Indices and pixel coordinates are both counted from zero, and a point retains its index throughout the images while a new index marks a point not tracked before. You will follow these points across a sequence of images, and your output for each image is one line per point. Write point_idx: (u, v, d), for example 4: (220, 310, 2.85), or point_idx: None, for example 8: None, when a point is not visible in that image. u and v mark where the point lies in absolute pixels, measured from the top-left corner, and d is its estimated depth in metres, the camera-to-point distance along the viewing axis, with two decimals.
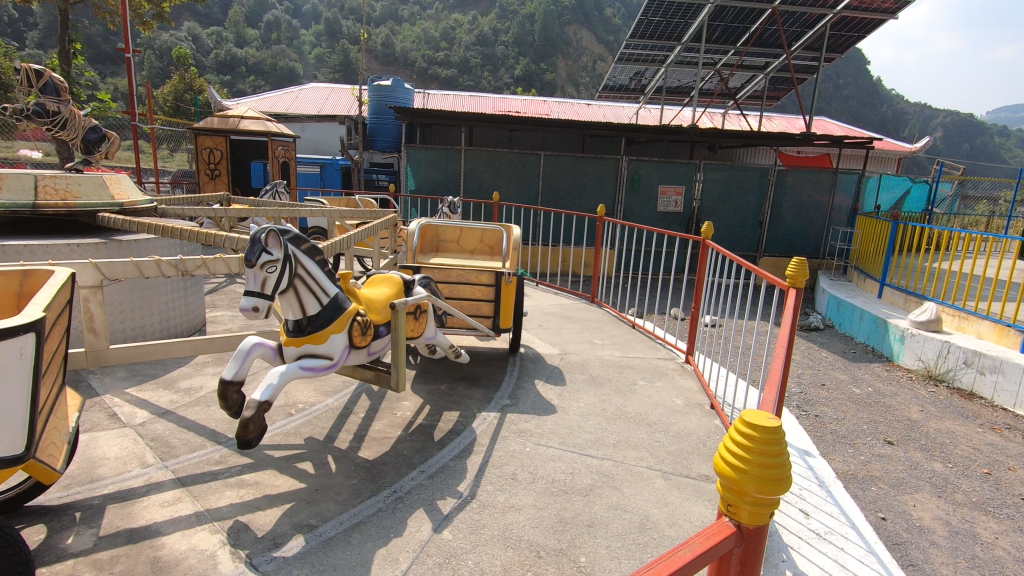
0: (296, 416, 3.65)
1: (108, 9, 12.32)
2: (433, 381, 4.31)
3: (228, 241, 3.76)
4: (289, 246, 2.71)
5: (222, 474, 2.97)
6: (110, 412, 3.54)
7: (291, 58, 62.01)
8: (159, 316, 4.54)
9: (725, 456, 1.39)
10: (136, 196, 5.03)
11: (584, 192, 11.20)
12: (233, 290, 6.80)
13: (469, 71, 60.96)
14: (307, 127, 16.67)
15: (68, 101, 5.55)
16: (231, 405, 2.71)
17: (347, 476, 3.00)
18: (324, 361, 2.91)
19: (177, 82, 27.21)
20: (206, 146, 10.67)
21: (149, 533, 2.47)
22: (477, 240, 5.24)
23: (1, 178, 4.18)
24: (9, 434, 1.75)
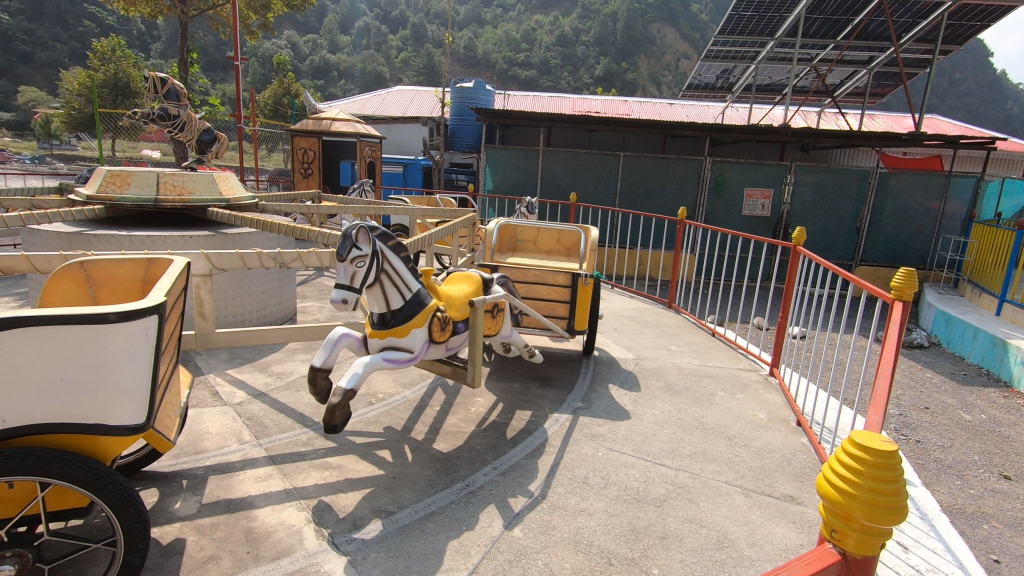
0: (376, 405, 3.81)
1: (221, 21, 13.44)
2: (507, 380, 4.35)
3: (320, 236, 4.00)
4: (377, 242, 2.83)
5: (308, 455, 3.15)
6: (213, 391, 3.86)
7: (379, 62, 64.85)
8: (257, 305, 4.90)
9: (831, 478, 1.31)
10: (241, 193, 5.43)
11: (664, 194, 10.93)
12: (322, 283, 7.21)
13: (549, 72, 61.09)
14: (392, 129, 17.35)
15: (186, 105, 6.10)
16: (319, 391, 2.87)
17: (422, 466, 3.09)
18: (406, 353, 3.01)
19: (278, 87, 29.32)
20: (301, 146, 11.39)
21: (244, 504, 2.67)
22: (554, 241, 5.23)
23: (131, 176, 4.69)
24: (132, 405, 1.94)
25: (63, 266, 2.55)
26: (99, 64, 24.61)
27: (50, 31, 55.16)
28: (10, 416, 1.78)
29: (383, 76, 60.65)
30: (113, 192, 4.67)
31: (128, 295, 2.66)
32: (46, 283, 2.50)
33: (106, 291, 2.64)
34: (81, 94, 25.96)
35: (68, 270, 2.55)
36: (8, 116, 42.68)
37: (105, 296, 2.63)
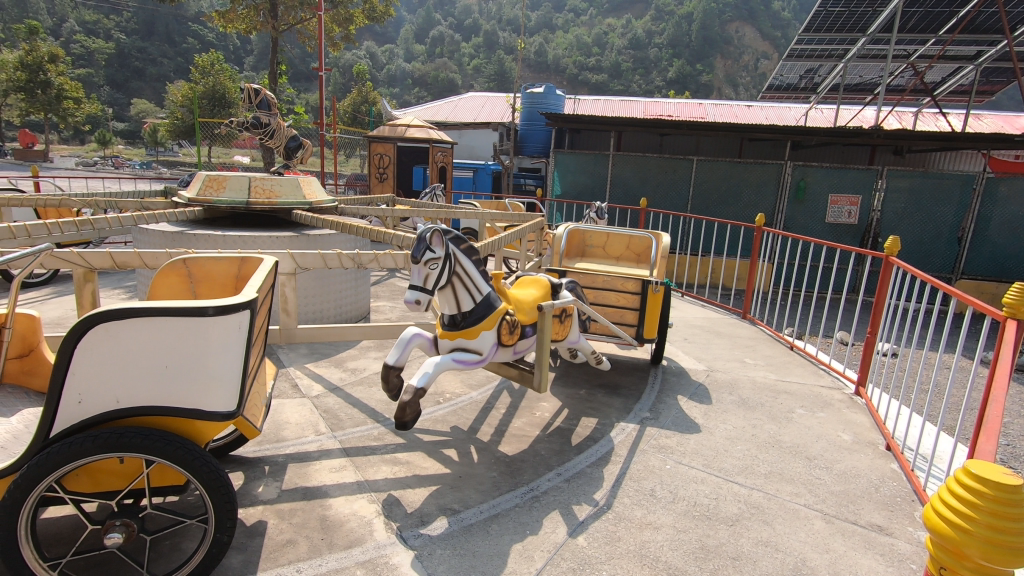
0: (444, 405, 3.90)
1: (308, 34, 14.25)
2: (573, 386, 4.32)
3: (395, 238, 4.15)
4: (450, 245, 2.89)
5: (380, 450, 3.26)
6: (293, 383, 4.09)
7: (452, 69, 66.52)
8: (335, 303, 5.14)
9: (943, 511, 1.31)
10: (322, 196, 5.72)
11: (740, 200, 10.56)
12: (394, 283, 7.47)
13: (620, 75, 60.17)
14: (464, 135, 17.71)
15: (276, 114, 6.52)
16: (391, 388, 2.96)
17: (488, 468, 3.13)
18: (474, 355, 3.06)
19: (357, 95, 30.80)
20: (377, 152, 11.77)
21: (320, 493, 2.80)
22: (624, 247, 5.15)
23: (227, 180, 5.08)
24: (225, 394, 2.07)
25: (169, 262, 2.77)
26: (200, 77, 26.81)
27: (160, 48, 60.73)
28: (123, 398, 1.96)
29: (456, 83, 62.20)
30: (211, 195, 5.07)
31: (222, 291, 2.86)
32: (154, 277, 2.73)
33: (205, 286, 2.85)
34: (184, 105, 28.36)
35: (173, 266, 2.77)
36: (124, 126, 47.40)
37: (204, 291, 2.86)
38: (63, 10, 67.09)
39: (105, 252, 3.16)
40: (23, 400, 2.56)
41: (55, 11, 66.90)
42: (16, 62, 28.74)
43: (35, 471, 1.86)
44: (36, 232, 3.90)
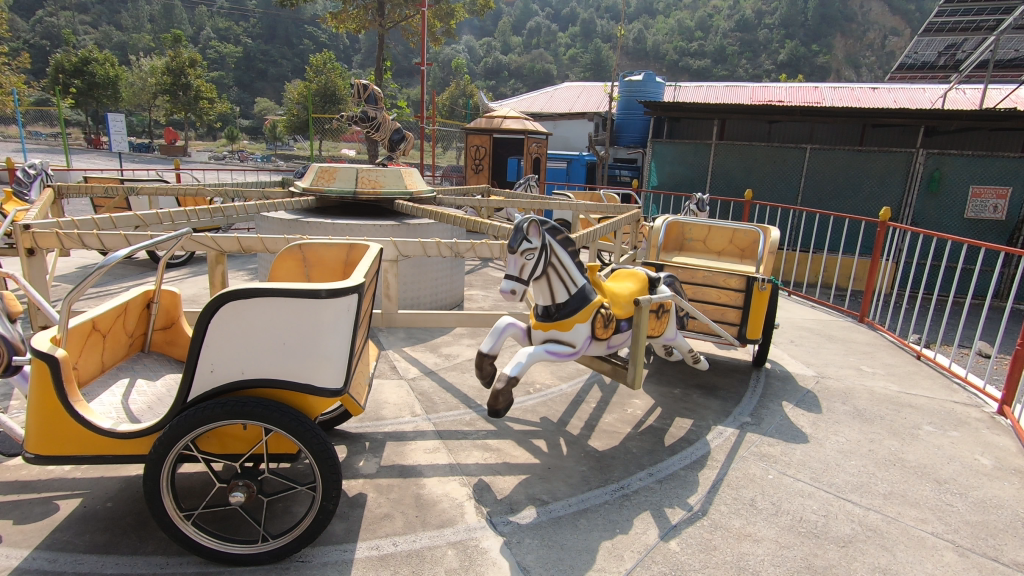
0: (534, 395, 3.91)
1: (412, 30, 14.78)
2: (667, 385, 4.16)
3: (491, 228, 4.30)
4: (547, 236, 2.88)
5: (471, 435, 3.34)
6: (392, 365, 4.29)
7: (548, 59, 66.41)
8: (431, 290, 5.32)
9: None
10: (423, 187, 5.92)
11: (859, 192, 9.68)
12: (487, 273, 7.61)
13: (725, 60, 56.95)
14: (559, 125, 17.63)
15: (382, 108, 6.85)
16: (485, 375, 3.00)
17: (577, 461, 3.09)
18: (567, 348, 3.03)
19: (455, 89, 31.67)
20: (474, 144, 11.98)
21: (415, 472, 2.92)
22: (727, 241, 4.87)
23: (337, 171, 5.41)
24: (332, 371, 2.20)
25: (287, 248, 3.00)
26: (314, 76, 28.77)
27: (281, 51, 66.09)
28: (246, 370, 2.14)
29: (552, 73, 62.04)
30: (323, 185, 5.43)
31: (333, 275, 3.05)
32: (274, 261, 2.96)
33: (317, 270, 3.05)
34: (300, 103, 30.75)
35: (290, 251, 2.99)
36: (248, 122, 52.17)
37: (316, 275, 3.06)
38: (200, 18, 74.53)
39: (234, 237, 3.49)
40: (165, 367, 2.90)
41: (194, 21, 74.60)
42: (164, 68, 32.49)
43: (174, 431, 2.09)
44: (178, 217, 4.39)
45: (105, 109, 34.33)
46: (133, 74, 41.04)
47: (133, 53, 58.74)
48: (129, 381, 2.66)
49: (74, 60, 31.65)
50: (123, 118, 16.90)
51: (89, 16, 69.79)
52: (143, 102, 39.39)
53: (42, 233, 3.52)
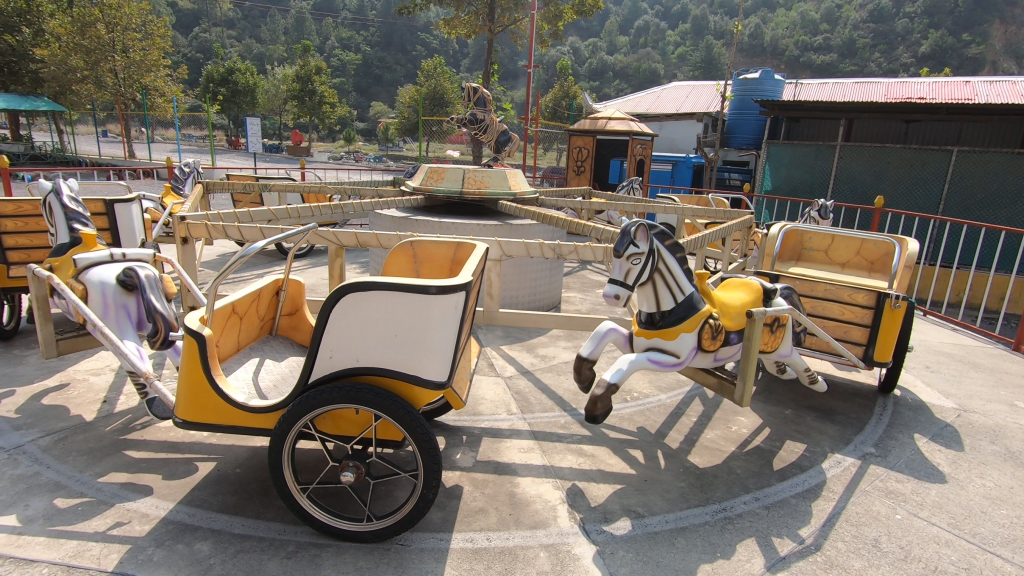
0: (631, 403, 3.81)
1: (520, 33, 14.99)
2: (777, 404, 3.88)
3: (595, 231, 4.28)
4: (655, 240, 2.78)
5: (566, 438, 3.32)
6: (490, 362, 4.39)
7: (656, 58, 64.80)
8: (530, 290, 5.36)
9: None
10: (526, 187, 5.98)
11: (1017, 200, 8.55)
12: (585, 276, 7.54)
13: (854, 54, 52.13)
14: (665, 127, 17.09)
15: (491, 110, 7.02)
16: (583, 379, 2.95)
17: (675, 476, 2.97)
18: (671, 357, 2.90)
19: (559, 91, 31.80)
20: (577, 145, 11.88)
21: (509, 470, 2.95)
22: (853, 252, 4.44)
23: (445, 172, 5.61)
24: (438, 364, 2.28)
25: (400, 244, 3.15)
26: (424, 80, 30.17)
27: (395, 57, 70.23)
28: (362, 358, 2.27)
29: (658, 72, 60.29)
30: (431, 185, 5.65)
31: (441, 272, 3.16)
32: (388, 256, 3.11)
33: (426, 266, 3.18)
34: (411, 106, 32.43)
35: (402, 247, 3.13)
36: (364, 125, 55.89)
37: (426, 271, 3.18)
38: (326, 29, 80.82)
39: (352, 232, 3.73)
40: (289, 349, 3.16)
41: (321, 31, 81.04)
42: (295, 75, 35.68)
43: (297, 409, 2.26)
44: (303, 213, 4.78)
45: (245, 114, 38.33)
46: (268, 81, 45.41)
47: (269, 63, 65.03)
48: (259, 360, 2.94)
49: (221, 71, 35.64)
50: (259, 121, 18.67)
51: (234, 31, 78.17)
52: (276, 106, 43.50)
53: (194, 224, 3.99)
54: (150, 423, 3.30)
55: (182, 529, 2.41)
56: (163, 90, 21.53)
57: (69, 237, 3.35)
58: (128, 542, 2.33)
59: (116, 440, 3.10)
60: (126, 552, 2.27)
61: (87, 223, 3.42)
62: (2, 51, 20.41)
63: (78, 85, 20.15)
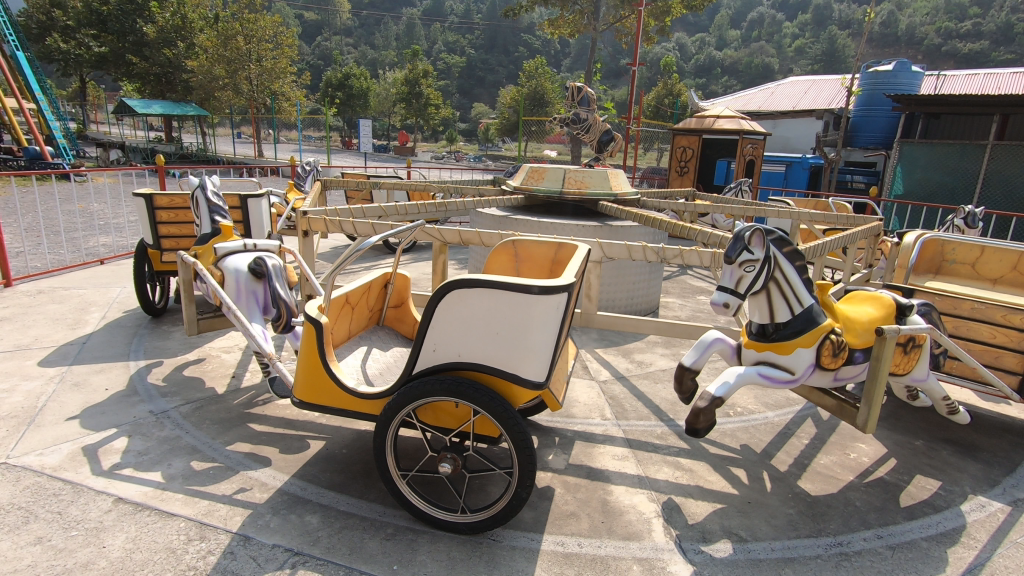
0: (734, 418, 3.60)
1: (625, 31, 14.72)
2: (905, 433, 3.48)
3: (701, 235, 4.07)
4: (772, 247, 2.58)
5: (662, 449, 3.20)
6: (584, 365, 4.33)
7: (770, 53, 60.94)
8: (627, 294, 5.23)
9: None
10: (628, 188, 5.83)
11: None
12: (685, 281, 7.24)
13: (1012, 40, 45.66)
14: (779, 125, 16.02)
15: (594, 110, 6.95)
16: (684, 390, 2.81)
17: (783, 501, 2.75)
18: (785, 374, 2.69)
19: (662, 88, 30.89)
20: (681, 145, 11.41)
21: (602, 476, 2.89)
22: (1008, 266, 3.88)
23: (546, 171, 5.60)
24: (537, 364, 2.27)
25: (501, 243, 3.18)
26: (526, 80, 30.53)
27: (498, 59, 71.90)
28: (464, 353, 2.32)
29: (772, 68, 56.60)
30: (531, 184, 5.67)
31: (541, 272, 3.16)
32: (490, 254, 3.15)
33: (526, 266, 3.19)
34: (512, 106, 33.00)
35: (504, 246, 3.16)
36: (467, 125, 57.71)
37: (525, 270, 3.19)
38: (434, 34, 84.42)
39: (455, 229, 3.84)
40: (393, 340, 3.31)
41: (429, 36, 84.61)
42: (404, 79, 37.54)
43: (401, 398, 2.36)
44: (410, 210, 5.01)
45: (358, 116, 40.99)
46: (380, 84, 48.15)
47: (382, 68, 69.03)
48: (367, 349, 3.10)
49: (339, 76, 38.35)
50: (370, 123, 19.81)
51: (352, 39, 83.95)
52: (385, 108, 46.08)
53: (314, 218, 4.30)
54: (270, 399, 3.61)
55: (294, 501, 2.61)
56: (289, 95, 23.54)
57: (212, 228, 3.76)
58: (249, 507, 2.55)
59: (242, 413, 3.42)
60: (247, 516, 2.49)
61: (226, 216, 3.81)
62: (162, 64, 23.35)
63: (220, 92, 22.54)
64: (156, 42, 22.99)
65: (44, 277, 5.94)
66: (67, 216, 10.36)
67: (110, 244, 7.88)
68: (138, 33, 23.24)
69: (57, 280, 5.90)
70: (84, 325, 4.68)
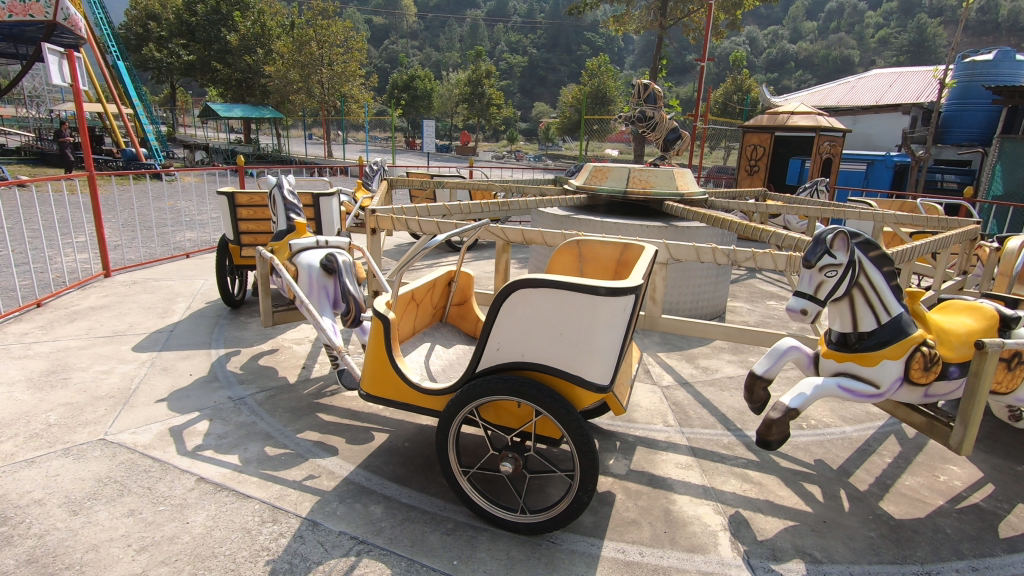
0: (807, 432, 3.41)
1: (693, 25, 14.26)
2: (1004, 457, 3.18)
3: (775, 237, 3.87)
4: (857, 251, 2.40)
5: (729, 460, 3.07)
6: (646, 369, 4.23)
7: (850, 44, 57.41)
8: (692, 296, 5.06)
9: None
10: (695, 188, 5.64)
11: None
12: (754, 285, 6.93)
13: None
14: (859, 121, 15.20)
15: (661, 107, 6.78)
16: (755, 400, 2.67)
17: (863, 523, 2.58)
18: (869, 387, 2.52)
19: (730, 85, 29.85)
20: (751, 143, 10.92)
21: (665, 485, 2.81)
22: None
23: (610, 170, 5.51)
24: (601, 366, 2.23)
25: (566, 243, 3.16)
26: (588, 79, 30.25)
27: (560, 58, 71.78)
28: (527, 353, 2.32)
29: (852, 60, 53.43)
30: (595, 184, 5.58)
31: (605, 273, 3.11)
32: (553, 255, 3.14)
33: (591, 266, 3.15)
34: (574, 105, 32.81)
35: (568, 246, 3.14)
36: (527, 125, 57.95)
37: (589, 270, 3.15)
38: (497, 35, 85.18)
39: (519, 228, 3.84)
40: (456, 338, 3.36)
41: (492, 36, 85.35)
42: (467, 80, 38.03)
43: (464, 396, 2.39)
44: (474, 209, 5.06)
45: (421, 117, 42.00)
46: (444, 86, 49.05)
47: (445, 70, 70.39)
48: (431, 345, 3.16)
49: (405, 78, 39.33)
50: (434, 123, 20.21)
51: (418, 42, 86.07)
52: (448, 109, 46.93)
53: (381, 216, 4.42)
54: (337, 391, 3.75)
55: (359, 490, 2.69)
56: (358, 97, 24.40)
57: (287, 225, 3.93)
58: (317, 494, 2.65)
59: (312, 403, 3.56)
60: (315, 502, 2.59)
61: (300, 213, 3.97)
62: (243, 70, 24.73)
63: (294, 95, 23.64)
64: (238, 50, 24.38)
65: (138, 269, 6.43)
66: (158, 213, 11.17)
67: (195, 239, 8.42)
68: (222, 42, 24.74)
69: (149, 272, 6.38)
70: (172, 314, 5.04)
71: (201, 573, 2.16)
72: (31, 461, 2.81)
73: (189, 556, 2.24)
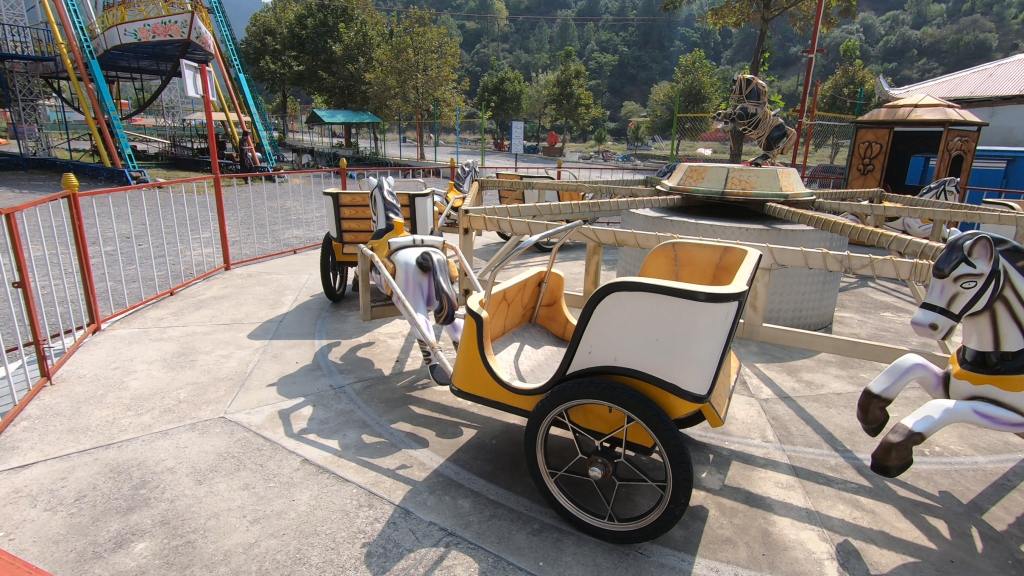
0: (931, 459, 3.07)
1: (801, 15, 13.34)
2: None
3: (894, 243, 3.51)
4: (1002, 260, 2.12)
5: (837, 483, 2.84)
6: (743, 380, 4.02)
7: (986, 27, 51.20)
8: (794, 304, 4.73)
9: None
10: (801, 189, 5.26)
11: None
12: (866, 295, 6.36)
13: None
14: (997, 113, 13.68)
15: (764, 103, 6.38)
16: (871, 420, 2.43)
17: (999, 568, 2.28)
18: (1013, 415, 2.23)
19: (841, 77, 27.71)
20: (865, 140, 10.06)
21: (764, 504, 2.65)
22: None
23: (707, 171, 5.23)
24: (698, 375, 2.14)
25: (660, 245, 3.05)
26: (682, 76, 29.32)
27: (652, 56, 70.18)
28: (620, 357, 2.27)
29: (989, 44, 47.62)
30: (690, 184, 5.32)
31: (701, 278, 2.97)
32: (648, 257, 3.04)
33: (686, 270, 3.02)
34: (666, 103, 31.90)
35: (663, 249, 3.03)
36: (616, 126, 57.10)
37: (685, 274, 3.03)
38: (587, 36, 84.63)
39: (610, 230, 3.77)
40: (545, 338, 3.36)
41: (582, 37, 84.80)
42: (556, 80, 38.05)
43: (554, 397, 2.38)
44: (563, 210, 5.05)
45: (510, 119, 42.61)
46: (533, 88, 49.48)
47: (533, 72, 71.08)
48: (520, 345, 3.18)
49: (495, 81, 39.98)
50: (523, 125, 20.43)
51: (508, 46, 87.58)
52: (536, 111, 47.30)
53: (474, 217, 4.52)
54: (428, 385, 3.88)
55: (448, 483, 2.76)
56: (450, 100, 25.16)
57: (386, 224, 4.12)
58: (409, 483, 2.76)
59: (404, 395, 3.71)
60: (408, 491, 2.69)
61: (398, 213, 4.15)
62: (346, 78, 26.33)
63: (392, 101, 24.85)
64: (342, 59, 26.02)
65: (253, 263, 7.03)
66: (271, 212, 12.17)
67: (302, 237, 9.08)
68: (329, 52, 26.49)
69: (262, 266, 6.95)
70: (281, 305, 5.46)
71: (305, 548, 2.31)
72: (165, 432, 3.15)
73: (295, 532, 2.40)
